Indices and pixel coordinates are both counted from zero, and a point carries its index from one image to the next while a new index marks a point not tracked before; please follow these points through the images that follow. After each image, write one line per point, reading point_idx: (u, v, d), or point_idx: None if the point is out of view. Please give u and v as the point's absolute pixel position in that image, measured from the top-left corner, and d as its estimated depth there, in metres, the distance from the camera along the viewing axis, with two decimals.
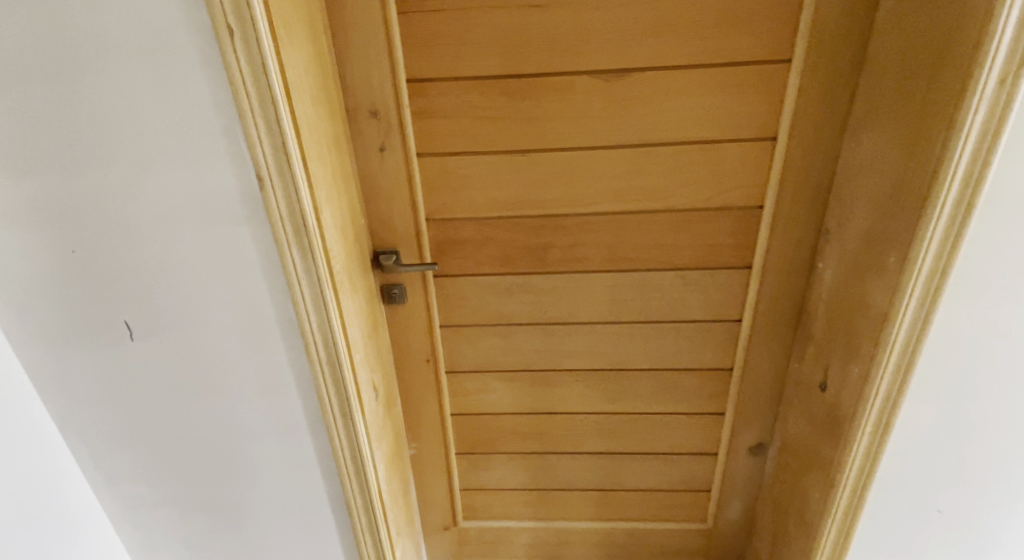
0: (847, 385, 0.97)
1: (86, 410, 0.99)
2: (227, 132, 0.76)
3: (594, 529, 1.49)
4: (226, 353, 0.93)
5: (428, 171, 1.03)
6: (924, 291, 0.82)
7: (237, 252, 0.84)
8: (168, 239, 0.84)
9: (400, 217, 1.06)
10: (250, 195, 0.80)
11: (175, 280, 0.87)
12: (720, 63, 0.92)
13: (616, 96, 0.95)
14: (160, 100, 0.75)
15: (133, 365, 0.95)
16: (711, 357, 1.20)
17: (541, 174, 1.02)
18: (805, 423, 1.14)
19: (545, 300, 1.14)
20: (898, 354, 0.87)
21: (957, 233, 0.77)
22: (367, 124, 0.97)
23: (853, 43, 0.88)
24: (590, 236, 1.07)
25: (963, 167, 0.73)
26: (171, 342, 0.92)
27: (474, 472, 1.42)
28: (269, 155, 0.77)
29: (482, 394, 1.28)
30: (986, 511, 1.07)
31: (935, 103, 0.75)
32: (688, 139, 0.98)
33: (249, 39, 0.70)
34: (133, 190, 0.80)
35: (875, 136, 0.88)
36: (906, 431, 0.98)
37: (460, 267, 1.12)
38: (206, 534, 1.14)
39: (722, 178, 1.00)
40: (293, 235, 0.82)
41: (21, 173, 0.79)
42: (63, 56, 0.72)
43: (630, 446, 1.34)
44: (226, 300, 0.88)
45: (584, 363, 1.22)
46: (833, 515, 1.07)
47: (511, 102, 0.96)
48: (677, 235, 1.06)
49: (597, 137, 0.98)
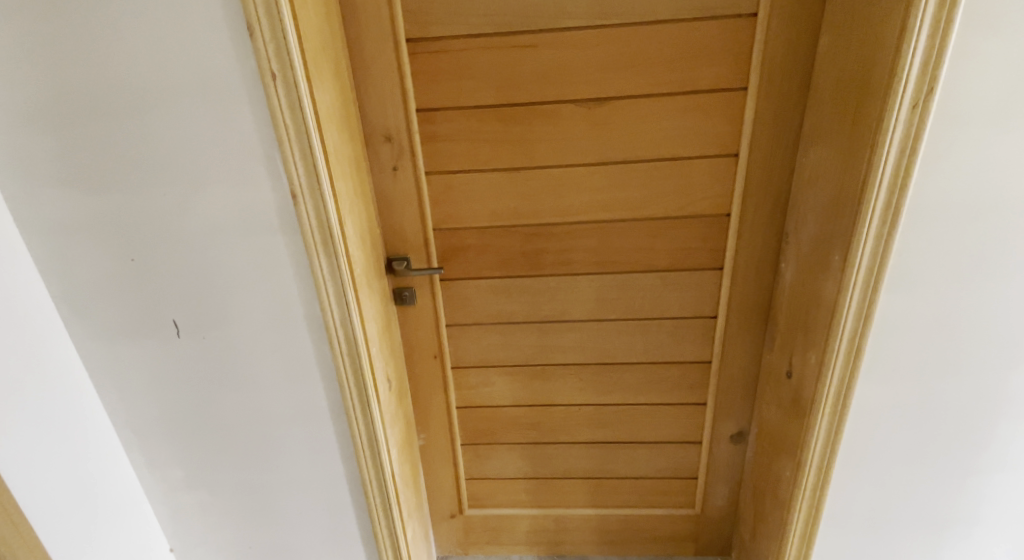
0: (808, 371, 1.10)
1: (136, 398, 1.14)
2: (266, 158, 0.90)
3: (590, 515, 1.61)
4: (260, 348, 1.07)
5: (435, 187, 1.16)
6: (865, 284, 0.96)
7: (272, 258, 0.98)
8: (213, 248, 0.98)
9: (410, 228, 1.19)
10: (284, 210, 0.94)
11: (218, 284, 1.01)
12: (689, 91, 1.05)
13: (597, 120, 1.08)
14: (209, 130, 0.89)
15: (179, 359, 1.09)
16: (691, 350, 1.32)
17: (535, 188, 1.15)
18: (776, 409, 1.27)
19: (539, 300, 1.27)
20: (848, 339, 1.01)
21: (888, 233, 0.91)
22: (382, 147, 1.11)
23: (799, 72, 1.02)
24: (579, 242, 1.20)
25: (888, 177, 0.87)
26: (213, 338, 1.06)
27: (478, 462, 1.54)
28: (302, 175, 0.90)
29: (484, 388, 1.40)
30: (943, 489, 1.18)
31: (863, 125, 0.89)
32: (664, 156, 1.11)
33: (288, 80, 0.84)
34: (184, 207, 0.95)
35: (818, 153, 1.02)
36: (861, 412, 1.11)
37: (464, 271, 1.25)
38: (236, 515, 1.27)
39: (694, 189, 1.13)
40: (321, 243, 0.95)
41: (94, 193, 0.94)
42: (131, 96, 0.87)
43: (620, 435, 1.46)
44: (261, 301, 1.02)
45: (576, 358, 1.34)
46: (803, 490, 1.19)
47: (506, 126, 1.10)
48: (655, 240, 1.19)
49: (583, 155, 1.12)
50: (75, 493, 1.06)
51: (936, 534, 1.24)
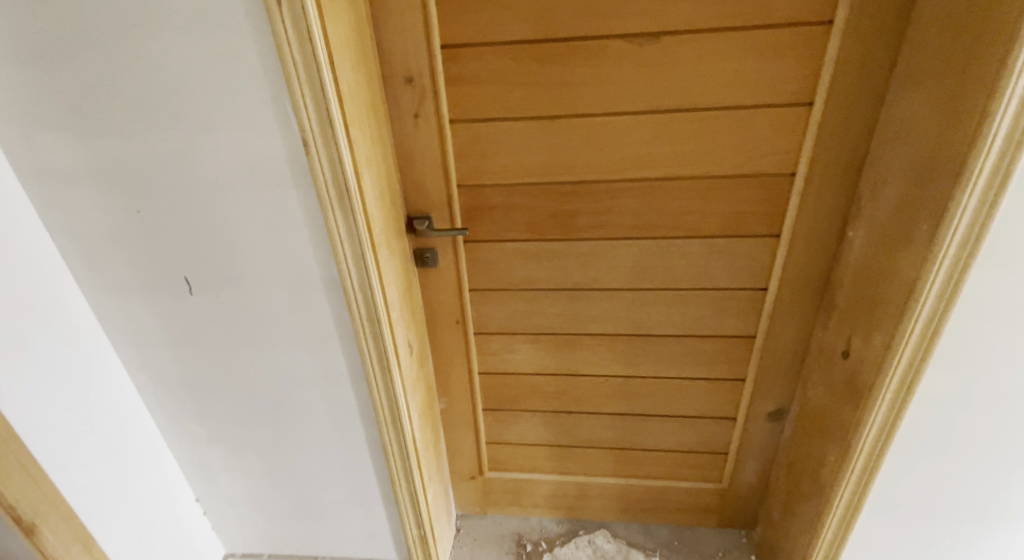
0: (870, 352, 0.99)
1: (152, 356, 1.09)
2: (274, 99, 0.80)
3: (612, 484, 1.56)
4: (275, 309, 0.99)
5: (460, 138, 1.04)
6: (955, 258, 0.84)
7: (285, 214, 0.89)
8: (222, 200, 0.89)
9: (433, 182, 1.08)
10: (296, 160, 0.84)
11: (229, 240, 0.93)
12: (759, 26, 0.90)
13: (648, 62, 0.94)
14: (210, 66, 0.78)
15: (193, 317, 1.02)
16: (734, 324, 1.21)
17: (573, 141, 1.03)
18: (825, 389, 1.17)
19: (571, 265, 1.16)
20: (925, 320, 0.90)
21: (993, 198, 0.78)
22: (402, 90, 0.99)
23: (897, 8, 0.86)
24: (619, 203, 1.08)
25: (1004, 132, 0.74)
26: (227, 297, 0.99)
27: (499, 428, 1.48)
28: (313, 120, 0.80)
29: (508, 355, 1.32)
30: (1004, 481, 1.08)
31: (980, 69, 0.75)
32: (723, 106, 0.97)
33: (296, 7, 0.72)
34: (188, 154, 0.85)
35: (913, 105, 0.87)
36: (927, 398, 1.00)
37: (490, 232, 1.14)
38: (259, 473, 1.24)
39: (753, 146, 1.00)
40: (336, 197, 0.86)
41: (91, 139, 0.85)
42: (124, 26, 0.77)
43: (651, 407, 1.38)
44: (274, 260, 0.94)
45: (607, 327, 1.25)
46: (848, 476, 1.11)
47: (542, 68, 0.96)
48: (705, 203, 1.06)
49: (628, 104, 0.98)
50: (99, 450, 1.03)
51: (988, 528, 1.15)
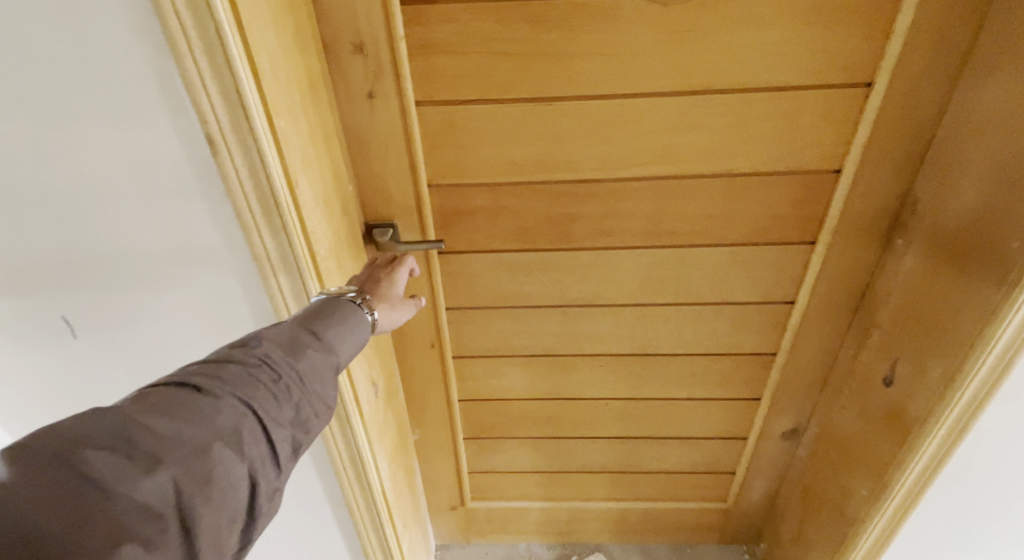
0: (921, 383, 0.84)
1: (38, 409, 0.86)
2: (162, 79, 0.59)
3: (609, 508, 1.39)
4: (196, 350, 0.79)
5: (430, 124, 0.84)
6: None
7: (195, 231, 0.68)
8: (107, 216, 0.67)
9: (395, 180, 0.88)
10: (200, 160, 0.64)
11: (122, 267, 0.71)
12: None
13: (668, 26, 0.75)
14: (65, 36, 0.56)
15: (86, 362, 0.80)
16: (754, 340, 1.05)
17: (570, 130, 0.83)
18: (855, 415, 1.01)
19: (566, 279, 0.98)
20: (998, 352, 0.74)
21: None
22: (350, 62, 0.78)
23: None
24: (624, 205, 0.89)
25: None
26: (126, 337, 0.78)
27: (483, 455, 1.29)
28: (222, 111, 0.60)
29: (492, 379, 1.14)
30: None
31: None
32: (758, 84, 0.78)
33: None
34: (51, 159, 0.63)
35: (1007, 87, 0.70)
36: (984, 434, 0.85)
37: (469, 240, 0.95)
38: None
39: (791, 135, 0.82)
40: (262, 213, 0.66)
41: None
42: None
43: (655, 430, 1.21)
44: (187, 288, 0.73)
45: (608, 348, 1.07)
46: (879, 518, 0.96)
47: (534, 33, 0.76)
48: (727, 206, 0.88)
49: (640, 82, 0.79)
50: None
51: None
